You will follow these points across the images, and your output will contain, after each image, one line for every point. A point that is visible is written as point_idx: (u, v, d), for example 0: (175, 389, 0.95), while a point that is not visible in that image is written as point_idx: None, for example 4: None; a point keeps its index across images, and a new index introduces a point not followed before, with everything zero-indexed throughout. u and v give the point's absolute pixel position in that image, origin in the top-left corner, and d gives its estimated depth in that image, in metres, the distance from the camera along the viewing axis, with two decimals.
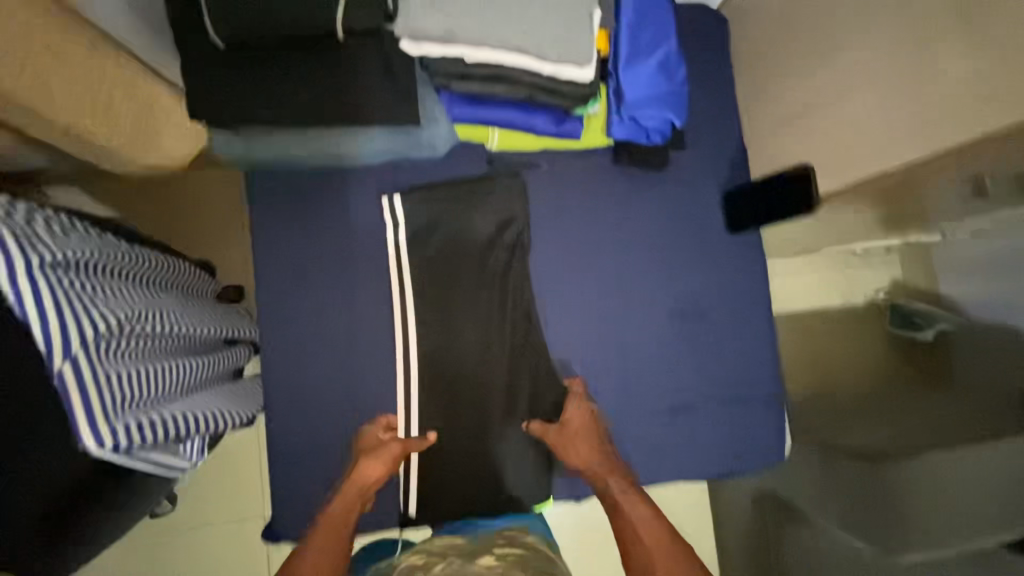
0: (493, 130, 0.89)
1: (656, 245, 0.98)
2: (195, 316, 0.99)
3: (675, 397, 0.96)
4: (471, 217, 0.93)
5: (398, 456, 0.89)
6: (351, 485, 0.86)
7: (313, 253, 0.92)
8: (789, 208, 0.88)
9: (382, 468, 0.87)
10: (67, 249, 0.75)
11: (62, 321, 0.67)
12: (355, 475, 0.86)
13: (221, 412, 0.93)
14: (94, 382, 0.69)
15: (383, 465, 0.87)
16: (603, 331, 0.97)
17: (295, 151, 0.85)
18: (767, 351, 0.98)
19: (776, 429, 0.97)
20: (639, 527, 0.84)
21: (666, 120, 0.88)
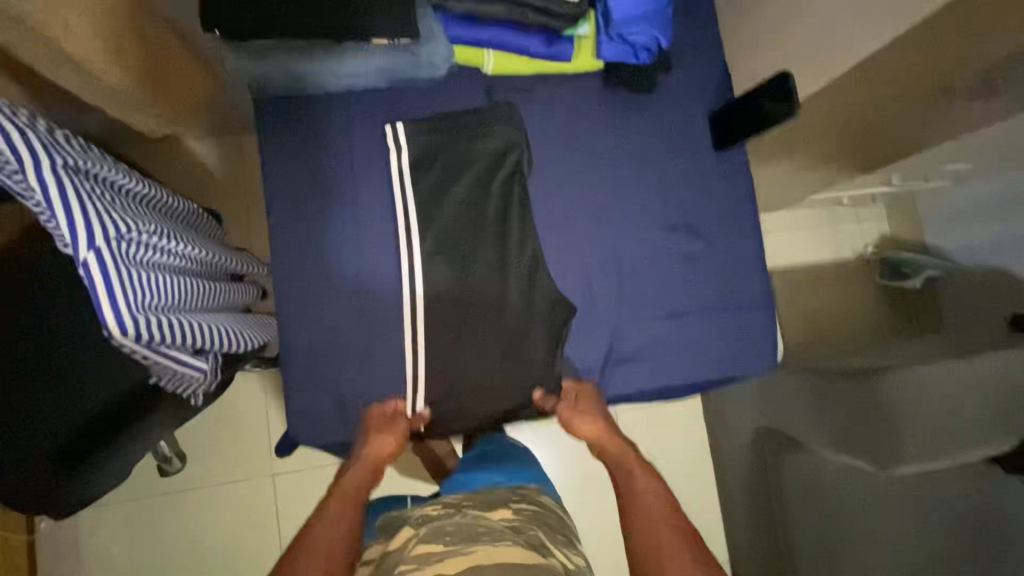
0: (488, 52, 0.93)
1: (649, 163, 1.02)
2: (206, 245, 1.03)
3: (672, 306, 0.99)
4: (472, 144, 0.96)
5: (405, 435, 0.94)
6: (361, 462, 0.91)
7: (319, 174, 0.95)
8: (770, 116, 0.93)
9: (391, 444, 0.93)
10: (86, 159, 0.79)
11: (86, 217, 0.71)
12: (365, 452, 0.91)
13: (233, 331, 0.98)
14: (117, 274, 0.73)
15: (393, 442, 0.93)
16: (601, 247, 1.00)
17: (301, 69, 0.89)
18: (759, 262, 1.02)
19: (770, 335, 1.01)
20: (645, 493, 0.92)
21: (653, 38, 0.91)
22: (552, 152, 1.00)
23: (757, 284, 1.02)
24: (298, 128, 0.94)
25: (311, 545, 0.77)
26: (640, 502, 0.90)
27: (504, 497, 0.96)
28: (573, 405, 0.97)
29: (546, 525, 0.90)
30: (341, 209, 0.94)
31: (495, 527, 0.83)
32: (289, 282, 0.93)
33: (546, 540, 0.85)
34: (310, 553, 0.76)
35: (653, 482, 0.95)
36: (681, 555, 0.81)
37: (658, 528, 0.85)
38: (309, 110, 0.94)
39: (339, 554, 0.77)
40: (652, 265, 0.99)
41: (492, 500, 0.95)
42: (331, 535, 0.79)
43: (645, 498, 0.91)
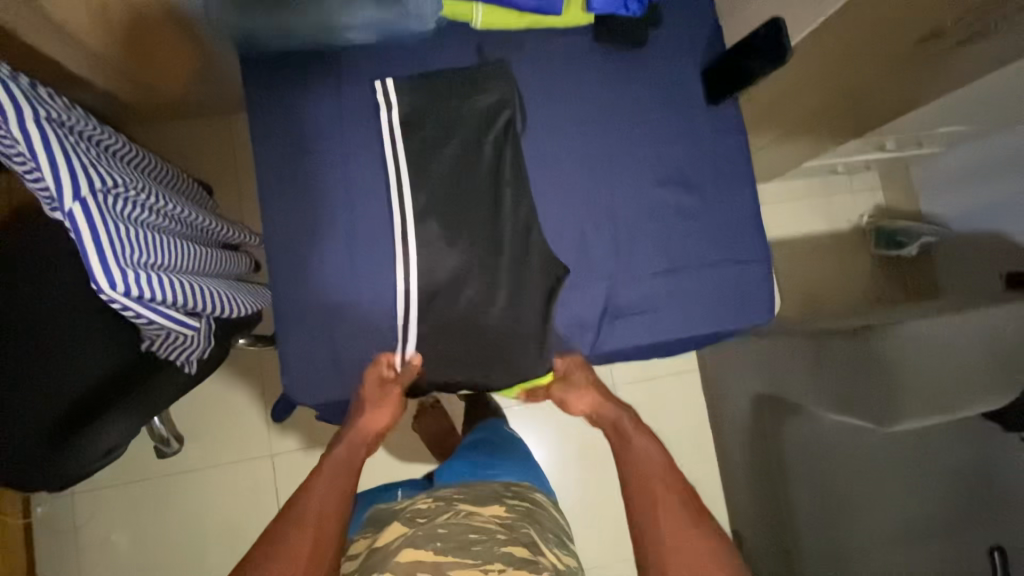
0: (477, 6, 0.92)
1: (642, 118, 1.01)
2: (197, 211, 1.01)
3: (669, 259, 0.98)
4: (464, 100, 0.95)
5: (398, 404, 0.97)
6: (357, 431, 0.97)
7: (307, 132, 0.93)
8: (764, 63, 0.91)
9: (383, 413, 0.96)
10: (68, 116, 0.77)
11: (71, 169, 0.70)
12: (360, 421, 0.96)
13: (227, 296, 0.97)
14: (103, 227, 0.71)
15: (384, 412, 0.96)
16: (596, 202, 0.99)
17: (285, 22, 0.87)
18: (753, 214, 1.01)
19: (768, 288, 1.01)
20: (645, 465, 0.90)
21: None
22: (544, 108, 0.99)
23: (753, 238, 1.01)
24: (286, 86, 0.92)
25: (303, 508, 0.82)
26: (637, 473, 0.89)
27: (499, 493, 0.99)
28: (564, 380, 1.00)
29: (537, 523, 0.93)
30: (332, 168, 0.93)
31: (488, 527, 0.85)
32: (281, 244, 0.92)
33: (538, 539, 0.87)
34: (302, 514, 0.81)
35: (650, 450, 0.92)
36: (683, 531, 0.80)
37: (658, 502, 0.84)
38: (296, 68, 0.93)
39: (331, 517, 0.82)
40: (647, 220, 0.99)
41: (487, 495, 0.96)
42: (322, 499, 0.84)
43: (642, 468, 0.89)
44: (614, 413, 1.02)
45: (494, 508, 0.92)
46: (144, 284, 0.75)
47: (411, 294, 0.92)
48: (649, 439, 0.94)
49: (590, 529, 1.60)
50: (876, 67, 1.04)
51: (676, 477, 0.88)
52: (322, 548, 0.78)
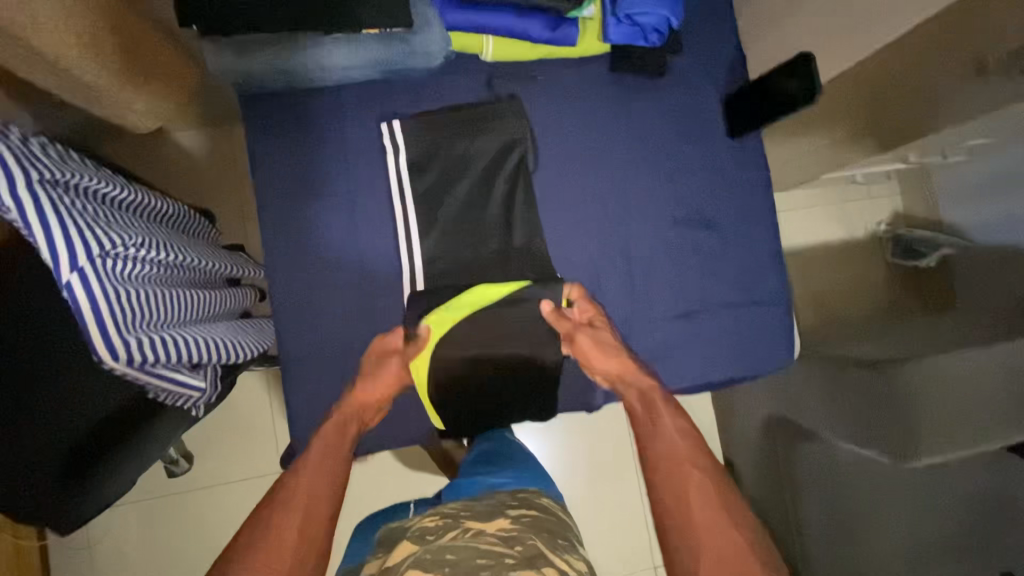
0: (487, 38, 0.87)
1: (658, 152, 0.96)
2: (200, 252, 0.99)
3: (685, 304, 0.95)
4: (474, 137, 0.91)
5: (404, 375, 0.87)
6: (353, 403, 0.84)
7: (309, 175, 0.89)
8: (790, 100, 0.86)
9: (386, 383, 0.85)
10: (65, 172, 0.74)
11: (68, 236, 0.67)
12: (357, 392, 0.84)
13: (232, 341, 0.95)
14: (104, 296, 0.69)
15: (389, 383, 0.86)
16: (610, 244, 0.95)
17: (287, 63, 0.83)
18: (773, 253, 0.98)
19: (788, 332, 0.97)
20: (673, 442, 0.76)
21: (662, 18, 0.86)
22: (557, 144, 0.94)
23: (774, 277, 0.97)
24: (287, 126, 0.88)
25: (291, 491, 0.70)
26: (666, 450, 0.75)
27: (501, 503, 0.86)
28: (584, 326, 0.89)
29: (547, 533, 0.80)
30: (336, 212, 0.90)
31: (496, 547, 0.73)
32: (285, 291, 0.89)
33: (548, 551, 0.75)
34: (287, 502, 0.69)
35: (682, 429, 0.78)
36: (717, 518, 0.66)
37: (689, 486, 0.70)
38: (297, 107, 0.89)
39: (323, 500, 0.71)
40: (664, 260, 0.95)
41: (489, 508, 0.85)
42: (311, 481, 0.72)
43: (672, 447, 0.75)
44: (643, 383, 0.85)
45: (498, 522, 0.80)
46: (146, 349, 0.73)
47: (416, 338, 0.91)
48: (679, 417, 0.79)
49: (595, 536, 1.59)
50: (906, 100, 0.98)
51: (707, 460, 0.74)
52: (307, 540, 0.66)
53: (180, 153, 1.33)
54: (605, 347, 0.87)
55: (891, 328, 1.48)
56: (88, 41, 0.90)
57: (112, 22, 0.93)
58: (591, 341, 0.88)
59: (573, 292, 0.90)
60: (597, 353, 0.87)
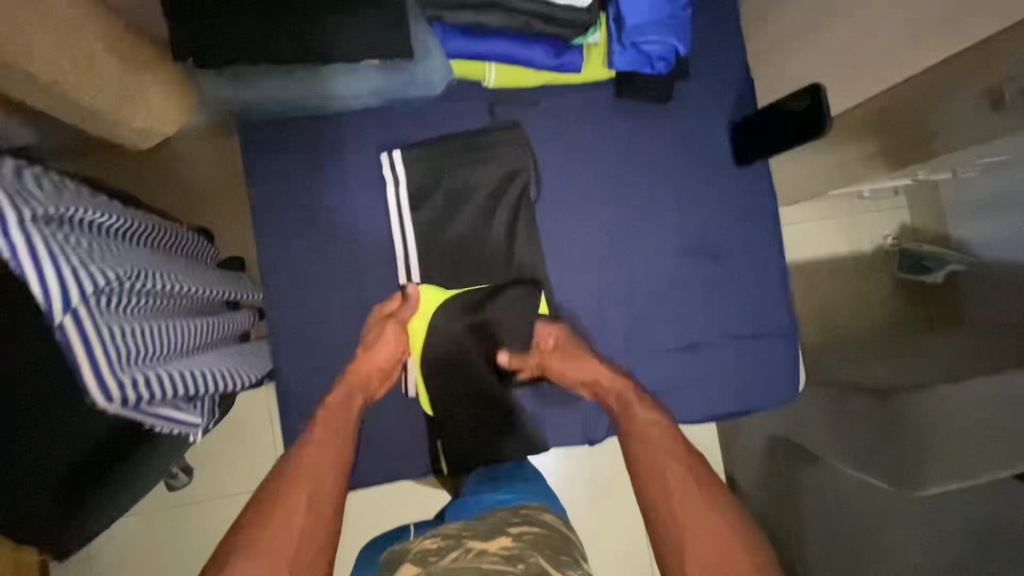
0: (489, 65, 0.86)
1: (663, 181, 0.95)
2: (198, 279, 0.98)
3: (690, 337, 0.94)
4: (477, 168, 0.89)
5: (403, 340, 0.87)
6: (356, 373, 0.84)
7: (308, 204, 0.88)
8: (800, 132, 0.84)
9: (386, 349, 0.85)
10: (58, 205, 0.73)
11: (61, 277, 0.66)
12: (359, 362, 0.84)
13: (229, 371, 0.94)
14: (98, 336, 0.68)
15: (390, 348, 0.85)
16: (612, 275, 0.94)
17: (287, 94, 0.82)
18: (779, 284, 0.96)
19: (793, 365, 0.96)
20: (650, 437, 0.75)
21: (670, 46, 0.85)
22: (561, 172, 0.93)
23: (780, 309, 0.96)
24: (286, 154, 0.88)
25: (294, 467, 0.69)
26: (642, 447, 0.74)
27: (502, 520, 0.77)
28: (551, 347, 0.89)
29: (553, 551, 0.71)
30: (336, 241, 0.89)
31: (495, 565, 0.65)
32: (283, 322, 0.88)
33: (553, 569, 0.66)
34: (294, 479, 0.67)
35: (658, 422, 0.77)
36: (703, 505, 0.65)
37: (669, 476, 0.69)
38: (297, 135, 0.88)
39: (327, 479, 0.69)
40: (668, 291, 0.94)
41: (490, 525, 0.76)
42: (317, 456, 0.70)
43: (648, 443, 0.74)
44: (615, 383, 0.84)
45: (500, 540, 0.72)
46: (142, 389, 0.72)
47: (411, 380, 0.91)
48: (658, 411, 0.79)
49: (603, 556, 1.48)
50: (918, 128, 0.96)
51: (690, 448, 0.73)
52: (317, 515, 0.65)
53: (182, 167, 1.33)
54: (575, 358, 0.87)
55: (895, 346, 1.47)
56: (84, 66, 0.89)
57: (110, 46, 0.92)
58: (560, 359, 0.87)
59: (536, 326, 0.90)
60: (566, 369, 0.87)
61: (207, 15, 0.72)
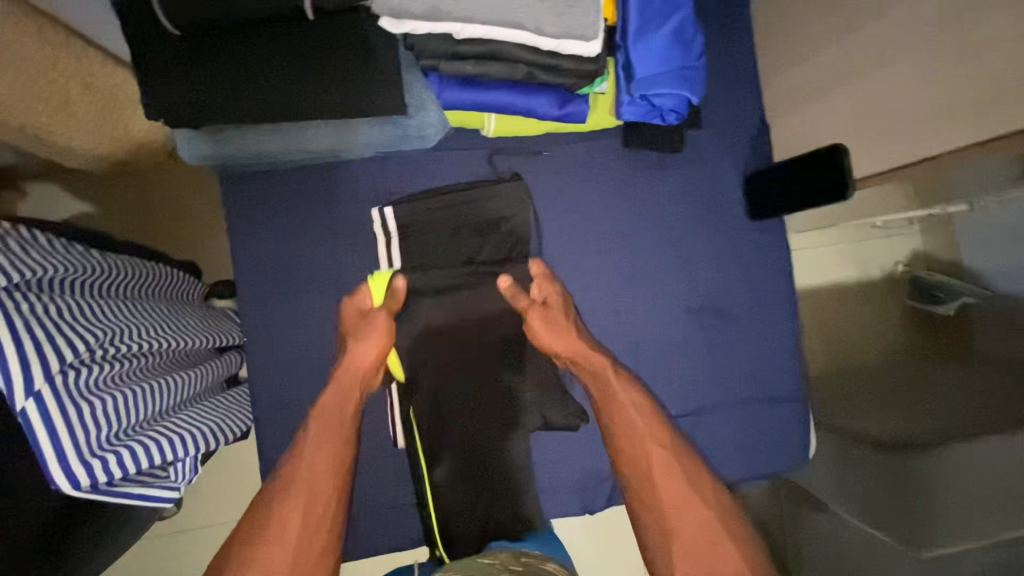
0: (489, 115, 0.82)
1: (665, 236, 0.95)
2: (186, 326, 0.93)
3: (691, 397, 0.94)
4: (470, 222, 0.91)
5: (390, 330, 0.86)
6: (346, 371, 0.85)
7: (309, 253, 0.90)
8: (820, 188, 0.83)
9: (374, 341, 0.85)
10: (26, 269, 0.68)
11: (22, 349, 0.62)
12: (348, 362, 0.85)
13: (213, 428, 0.89)
14: (63, 420, 0.64)
15: (376, 345, 0.85)
16: (612, 332, 0.94)
17: (280, 149, 0.81)
18: (781, 341, 0.97)
19: (796, 423, 0.96)
20: (634, 421, 0.84)
21: (682, 99, 0.81)
22: (563, 225, 0.93)
23: (781, 366, 0.97)
24: (288, 201, 0.90)
25: (290, 477, 0.77)
26: (629, 430, 0.84)
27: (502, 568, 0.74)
28: (542, 309, 0.87)
29: None
30: (330, 289, 0.91)
31: None
32: (275, 370, 0.90)
33: None
34: (289, 489, 0.76)
35: (639, 403, 0.86)
36: (688, 501, 0.76)
37: (653, 464, 0.80)
38: (298, 183, 0.90)
39: (322, 489, 0.77)
40: (670, 348, 0.95)
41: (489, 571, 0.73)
42: (312, 465, 0.78)
43: (632, 426, 0.84)
44: (598, 361, 0.88)
45: None
46: (116, 467, 0.69)
47: (399, 433, 0.92)
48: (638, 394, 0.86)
49: None
50: (933, 186, 0.94)
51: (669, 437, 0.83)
52: (311, 525, 0.73)
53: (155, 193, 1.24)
54: (561, 326, 0.87)
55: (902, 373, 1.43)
56: (57, 106, 0.86)
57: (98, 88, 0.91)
58: (545, 320, 0.87)
59: (534, 269, 0.89)
60: (549, 330, 0.87)
61: (188, 74, 0.69)
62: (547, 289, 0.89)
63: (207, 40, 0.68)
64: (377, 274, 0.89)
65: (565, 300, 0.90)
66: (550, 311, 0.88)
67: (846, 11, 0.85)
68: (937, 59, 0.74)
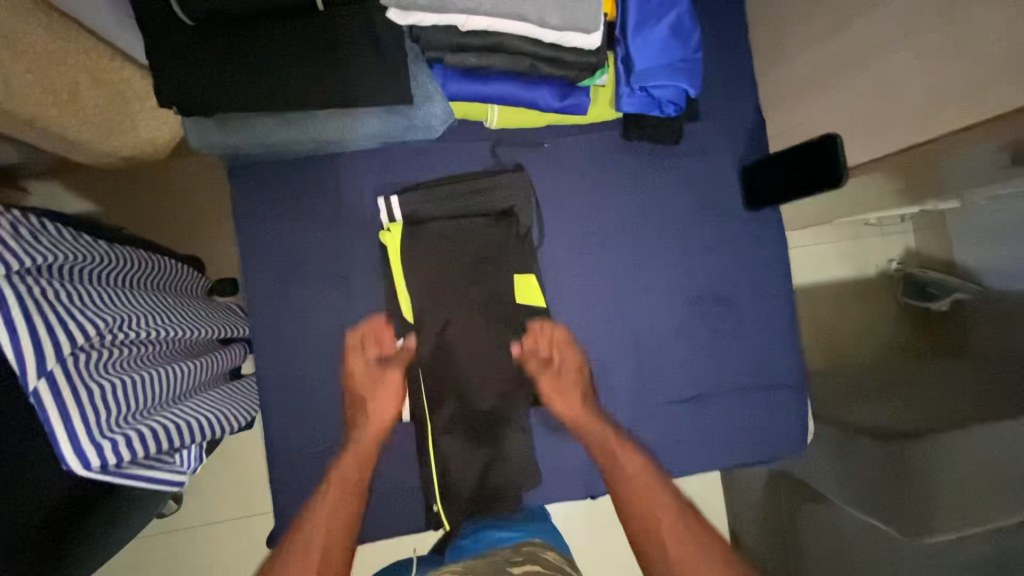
0: (492, 107, 0.85)
1: (664, 227, 0.97)
2: (189, 317, 0.94)
3: (691, 385, 0.96)
4: (478, 210, 0.92)
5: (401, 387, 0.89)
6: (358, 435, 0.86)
7: (314, 244, 0.92)
8: (815, 179, 0.85)
9: (385, 398, 0.87)
10: (38, 254, 0.69)
11: (33, 330, 0.63)
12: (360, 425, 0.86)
13: (217, 417, 0.90)
14: (74, 398, 0.65)
15: (386, 403, 0.87)
16: (612, 321, 0.95)
17: (286, 139, 0.83)
18: (779, 332, 0.99)
19: (795, 412, 0.98)
20: (636, 479, 0.81)
21: (680, 91, 0.83)
22: (564, 217, 0.95)
23: (778, 356, 0.99)
24: (295, 193, 0.91)
25: (300, 543, 0.74)
26: (631, 488, 0.80)
27: (503, 561, 0.73)
28: (554, 374, 0.90)
29: None
30: (336, 279, 0.92)
31: None
32: (279, 360, 0.91)
33: None
34: (300, 557, 0.72)
35: (640, 467, 0.83)
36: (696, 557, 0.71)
37: (657, 521, 0.76)
38: (304, 176, 0.91)
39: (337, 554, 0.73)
40: (670, 336, 0.96)
41: (491, 566, 0.72)
42: (325, 529, 0.76)
43: (634, 483, 0.81)
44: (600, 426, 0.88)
45: None
46: (124, 449, 0.69)
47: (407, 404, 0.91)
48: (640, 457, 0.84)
49: None
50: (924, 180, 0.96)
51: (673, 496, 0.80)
52: None
53: (159, 189, 1.26)
54: (566, 388, 0.89)
55: (898, 366, 1.45)
56: (67, 99, 0.87)
57: (105, 82, 0.92)
58: (555, 383, 0.89)
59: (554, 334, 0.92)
60: (558, 394, 0.89)
61: (199, 63, 0.70)
62: (558, 352, 0.91)
63: (218, 31, 0.70)
64: (388, 231, 0.89)
65: (575, 368, 0.91)
66: (560, 377, 0.90)
67: (841, 7, 0.88)
68: (931, 51, 0.76)
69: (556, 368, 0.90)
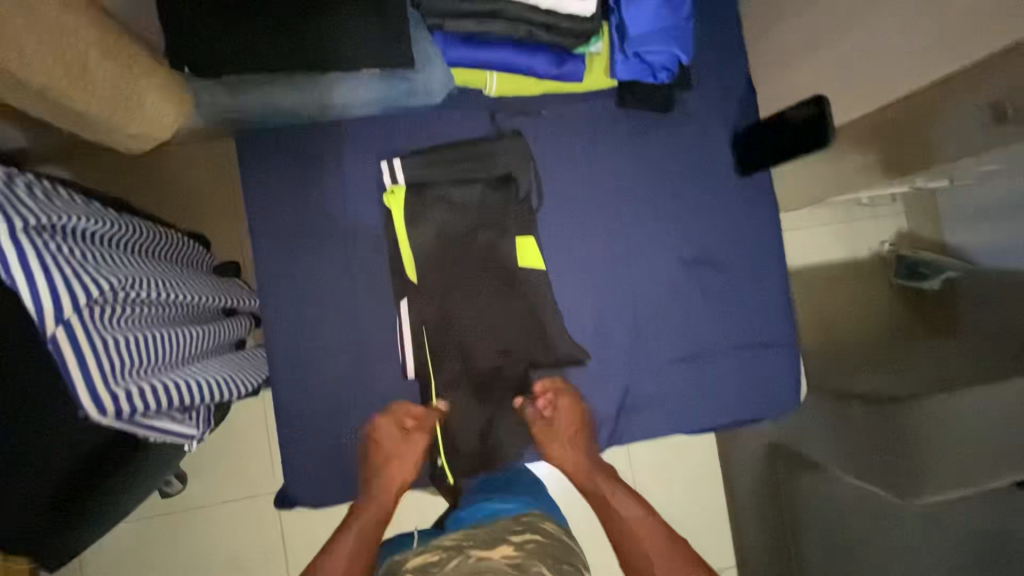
0: (491, 74, 0.87)
1: (659, 195, 1.00)
2: (196, 285, 0.96)
3: (686, 346, 0.99)
4: (478, 176, 0.94)
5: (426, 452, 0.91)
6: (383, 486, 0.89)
7: (319, 213, 0.94)
8: (803, 142, 0.88)
9: (410, 460, 0.91)
10: (53, 214, 0.71)
11: (51, 281, 0.65)
12: (386, 477, 0.89)
13: (223, 380, 0.92)
14: (91, 347, 0.67)
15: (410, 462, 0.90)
16: (610, 285, 0.98)
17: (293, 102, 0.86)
18: (773, 296, 1.02)
19: (789, 373, 1.01)
20: (636, 531, 0.83)
21: (673, 56, 0.87)
22: (562, 185, 0.98)
23: (772, 319, 1.02)
24: (300, 163, 0.94)
25: None
26: (630, 538, 0.82)
27: (502, 529, 0.75)
28: (546, 421, 0.93)
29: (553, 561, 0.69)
30: (340, 247, 0.95)
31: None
32: (285, 325, 0.93)
33: None
34: None
35: (640, 517, 0.85)
36: None
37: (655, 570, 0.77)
38: (309, 146, 0.94)
39: None
40: (667, 298, 0.99)
41: (491, 534, 0.74)
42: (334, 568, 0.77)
43: (633, 534, 0.83)
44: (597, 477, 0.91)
45: (500, 549, 0.70)
46: (137, 400, 0.71)
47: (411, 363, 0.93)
48: (637, 507, 0.86)
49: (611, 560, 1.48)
50: None
51: (673, 544, 0.81)
52: None
53: (167, 170, 1.29)
54: (560, 436, 0.93)
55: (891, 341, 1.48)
56: (77, 71, 0.87)
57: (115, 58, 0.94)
58: (549, 431, 0.93)
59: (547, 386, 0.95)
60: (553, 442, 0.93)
61: None
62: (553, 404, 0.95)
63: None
64: (390, 193, 0.92)
65: (569, 416, 0.94)
66: (553, 424, 0.94)
67: None
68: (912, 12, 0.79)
69: (550, 419, 0.94)
